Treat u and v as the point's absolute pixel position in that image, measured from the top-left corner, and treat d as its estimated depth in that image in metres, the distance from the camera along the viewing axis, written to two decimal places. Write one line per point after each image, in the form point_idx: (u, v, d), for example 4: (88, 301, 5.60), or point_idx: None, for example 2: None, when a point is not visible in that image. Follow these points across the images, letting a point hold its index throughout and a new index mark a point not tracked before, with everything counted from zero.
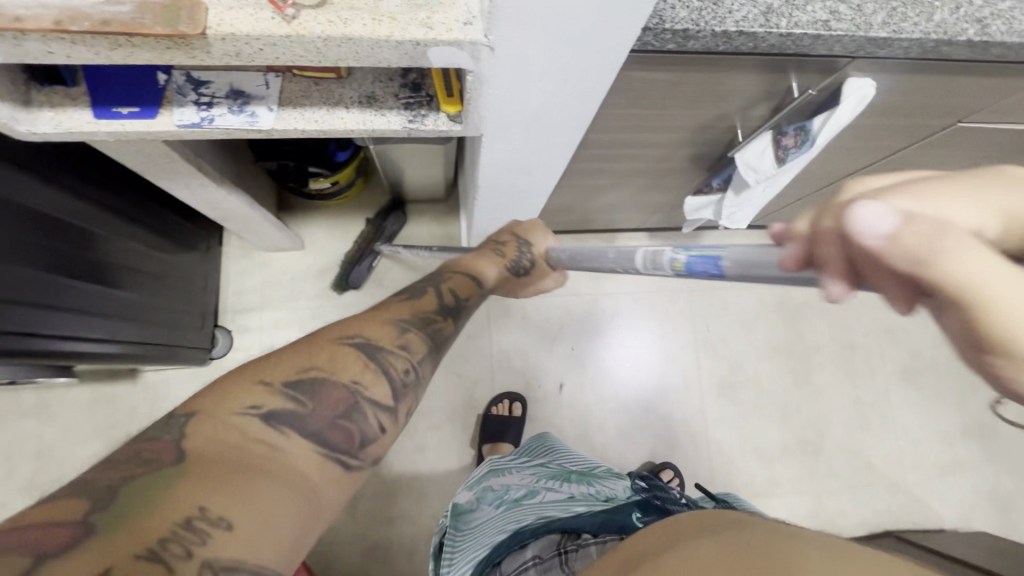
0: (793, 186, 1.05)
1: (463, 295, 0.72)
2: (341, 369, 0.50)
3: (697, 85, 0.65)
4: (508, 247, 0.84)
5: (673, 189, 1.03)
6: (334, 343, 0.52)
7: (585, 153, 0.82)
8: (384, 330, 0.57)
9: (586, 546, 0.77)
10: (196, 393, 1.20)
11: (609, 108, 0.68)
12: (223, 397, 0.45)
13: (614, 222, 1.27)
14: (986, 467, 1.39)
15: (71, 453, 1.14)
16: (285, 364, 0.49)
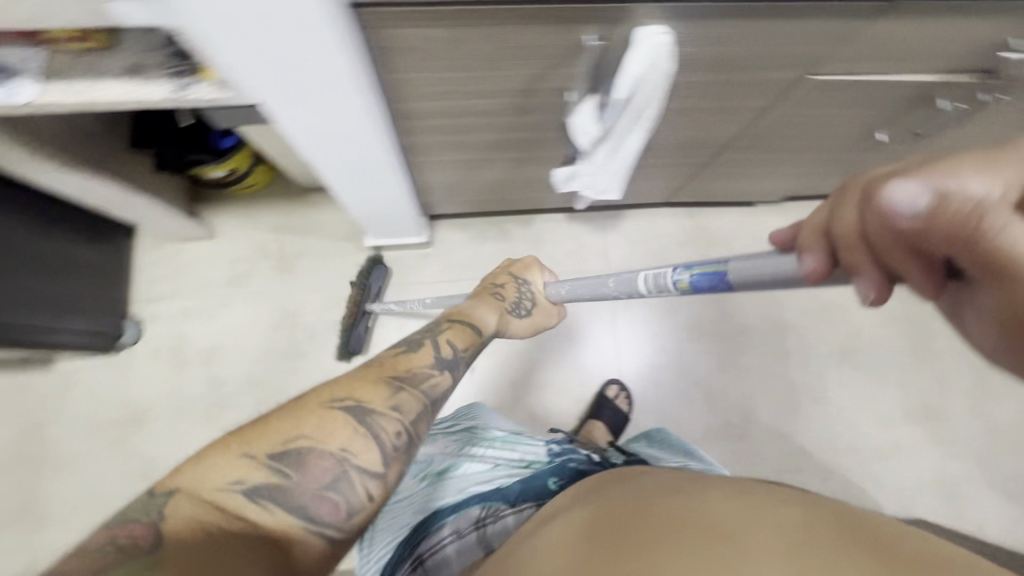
0: (679, 154, 1.01)
1: (461, 348, 0.77)
2: (238, 489, 0.49)
3: (480, 45, 0.63)
4: (506, 290, 0.99)
5: (552, 161, 1.00)
6: (237, 459, 0.50)
7: (420, 124, 0.81)
8: (289, 430, 0.53)
9: (502, 517, 0.75)
10: (110, 381, 1.24)
11: (409, 73, 0.67)
12: (77, 541, 0.44)
13: (520, 203, 1.25)
14: (930, 450, 1.31)
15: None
16: (130, 504, 0.47)
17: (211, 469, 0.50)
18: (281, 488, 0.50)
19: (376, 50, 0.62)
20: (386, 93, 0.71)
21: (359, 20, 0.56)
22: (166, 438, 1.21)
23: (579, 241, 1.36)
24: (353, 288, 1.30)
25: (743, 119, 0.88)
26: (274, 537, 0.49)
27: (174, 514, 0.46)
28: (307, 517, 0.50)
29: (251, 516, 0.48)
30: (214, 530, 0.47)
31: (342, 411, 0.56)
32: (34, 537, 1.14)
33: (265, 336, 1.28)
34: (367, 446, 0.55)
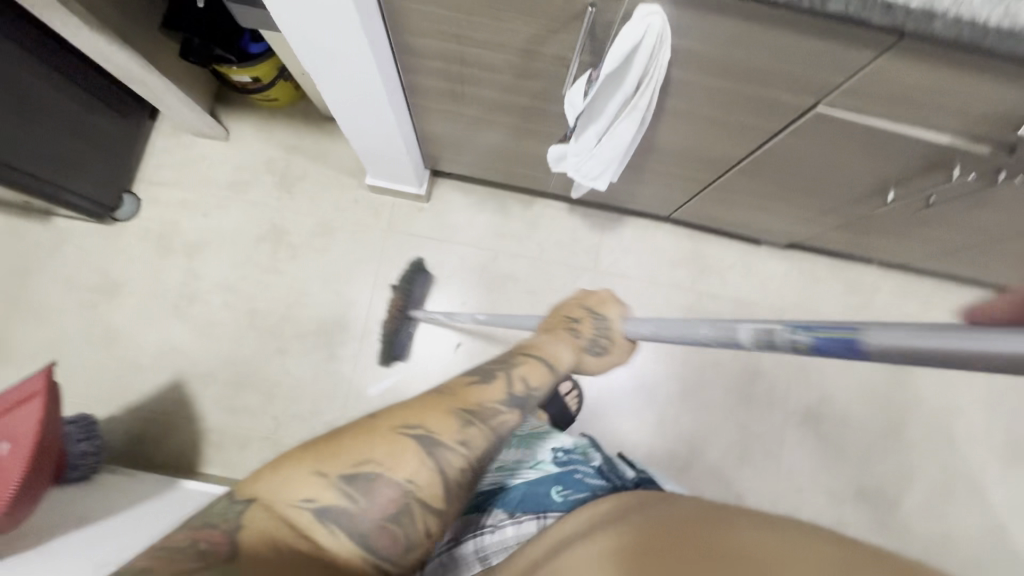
0: (975, 229, 0.97)
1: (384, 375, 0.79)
2: (401, 460, 0.58)
3: (869, 77, 0.62)
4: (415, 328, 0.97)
5: (847, 215, 1.01)
6: (392, 434, 0.59)
7: (729, 129, 0.81)
8: (446, 422, 0.62)
9: (501, 527, 0.71)
10: (301, 281, 1.24)
11: (773, 86, 0.68)
12: (285, 484, 0.54)
13: (758, 232, 1.22)
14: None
15: (187, 302, 1.21)
16: (338, 457, 0.56)
17: (373, 443, 0.58)
18: (427, 459, 0.59)
19: (839, 90, 0.66)
20: (785, 122, 0.75)
21: (879, 60, 0.59)
22: (345, 354, 1.22)
23: (787, 280, 1.33)
24: (556, 267, 1.29)
25: None
26: (389, 524, 0.55)
27: (330, 487, 0.54)
28: (430, 508, 0.57)
29: (367, 487, 0.55)
30: (359, 498, 0.54)
31: (437, 420, 0.62)
32: (195, 400, 1.17)
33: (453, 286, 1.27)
34: (487, 433, 0.63)
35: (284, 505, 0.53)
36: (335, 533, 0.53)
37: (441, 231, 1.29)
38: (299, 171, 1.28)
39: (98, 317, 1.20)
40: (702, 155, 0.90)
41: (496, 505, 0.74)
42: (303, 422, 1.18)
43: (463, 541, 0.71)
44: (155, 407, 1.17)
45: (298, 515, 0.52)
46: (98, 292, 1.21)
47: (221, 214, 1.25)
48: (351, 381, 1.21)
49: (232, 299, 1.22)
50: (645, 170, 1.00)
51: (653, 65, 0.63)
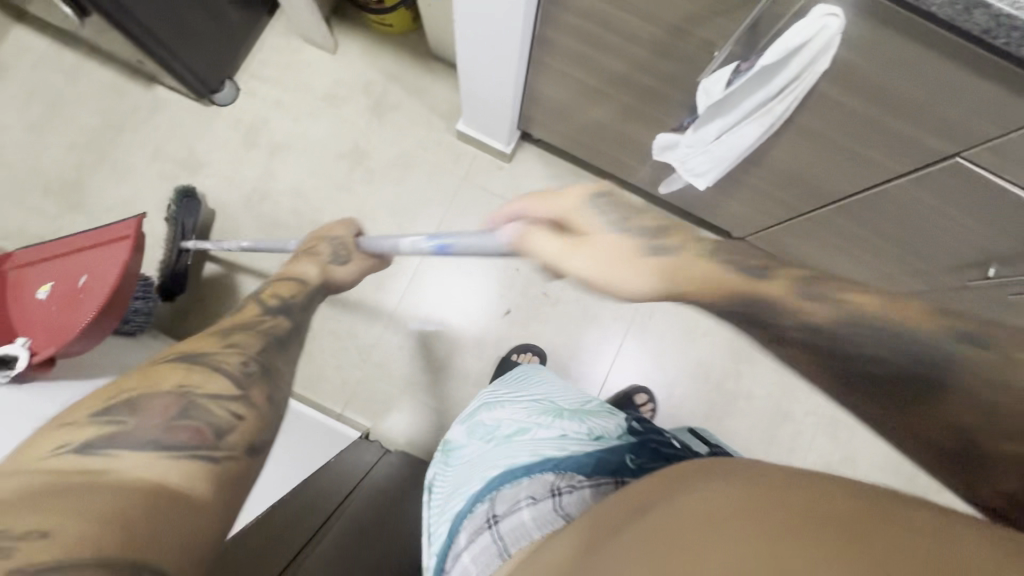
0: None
1: (287, 295, 0.75)
2: (153, 386, 0.49)
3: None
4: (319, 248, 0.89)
5: (934, 282, 0.97)
6: (157, 368, 0.52)
7: (850, 160, 0.78)
8: (204, 339, 0.59)
9: (581, 489, 0.59)
10: (368, 207, 1.25)
11: (919, 124, 0.65)
12: (30, 445, 0.41)
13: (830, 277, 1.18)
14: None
15: (259, 198, 1.24)
16: (89, 404, 0.46)
17: (127, 381, 0.50)
18: (197, 372, 0.53)
19: (988, 145, 0.63)
20: (915, 167, 0.73)
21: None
22: (392, 288, 1.23)
23: None
24: None
25: None
26: (187, 420, 0.47)
27: (87, 427, 0.43)
28: (223, 395, 0.51)
29: (131, 406, 0.46)
30: (128, 419, 0.45)
31: (197, 344, 0.57)
32: (243, 292, 1.21)
33: None
34: (237, 357, 0.57)
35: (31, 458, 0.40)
36: (118, 455, 0.42)
37: (514, 194, 1.28)
38: (394, 100, 1.29)
39: (172, 191, 1.23)
40: (810, 181, 0.88)
41: (569, 469, 0.61)
42: (337, 340, 1.21)
43: (540, 503, 0.59)
44: (205, 289, 1.20)
45: (59, 457, 0.40)
46: (178, 166, 1.24)
47: (310, 123, 1.27)
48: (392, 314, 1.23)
49: (301, 207, 1.24)
50: (741, 183, 0.98)
51: (802, 70, 0.62)
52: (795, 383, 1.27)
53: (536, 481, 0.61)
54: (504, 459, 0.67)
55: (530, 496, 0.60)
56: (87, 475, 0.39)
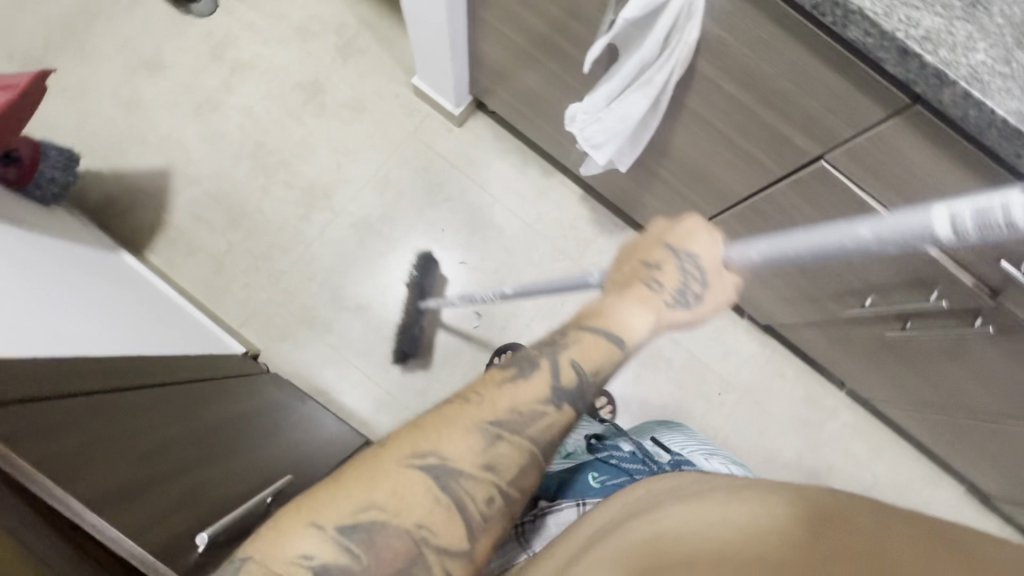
0: (944, 388, 0.92)
1: (588, 370, 0.57)
2: (412, 498, 0.48)
3: (866, 134, 0.60)
4: (664, 271, 0.68)
5: (825, 311, 0.97)
6: (403, 467, 0.49)
7: (735, 155, 0.79)
8: (466, 444, 0.51)
9: (540, 515, 0.70)
10: (312, 140, 1.28)
11: (779, 114, 0.66)
12: (282, 537, 0.45)
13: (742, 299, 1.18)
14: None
15: (210, 108, 1.27)
16: (343, 500, 0.47)
17: (380, 486, 0.48)
18: (444, 507, 0.49)
19: (846, 148, 0.63)
20: (792, 168, 0.73)
21: (889, 123, 0.57)
22: (316, 221, 1.25)
23: (749, 363, 1.28)
24: (542, 242, 1.29)
25: (1004, 380, 0.79)
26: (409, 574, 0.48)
27: (330, 542, 0.46)
28: (446, 550, 0.49)
29: (371, 535, 0.47)
30: (364, 556, 0.46)
31: (440, 443, 0.51)
32: (172, 193, 1.23)
33: (442, 210, 1.28)
34: (522, 451, 0.53)
35: (279, 564, 0.45)
36: None
37: (459, 159, 1.30)
38: (362, 45, 1.32)
39: (130, 84, 1.27)
40: (709, 179, 0.88)
41: (532, 496, 0.73)
42: (251, 260, 1.22)
43: (505, 535, 0.71)
44: (137, 181, 1.23)
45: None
46: (142, 63, 1.28)
47: (277, 51, 1.31)
48: (310, 245, 1.24)
49: (246, 126, 1.27)
50: (654, 175, 0.99)
51: (677, 28, 0.63)
52: (693, 401, 1.26)
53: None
54: None
55: (497, 528, 0.73)
56: None
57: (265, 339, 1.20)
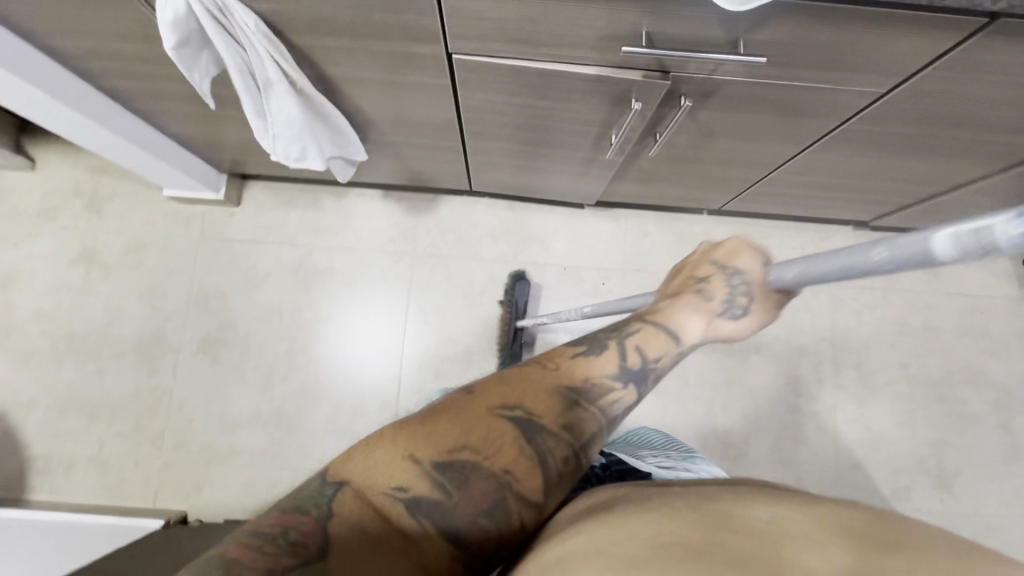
0: (737, 162, 0.94)
1: (652, 356, 0.55)
2: (508, 449, 0.44)
3: (443, 16, 0.60)
4: (711, 284, 0.62)
5: (607, 165, 0.98)
6: (493, 416, 0.45)
7: (411, 92, 0.78)
8: (544, 402, 0.47)
9: None
10: (116, 302, 1.24)
11: (389, 40, 0.66)
12: (370, 469, 0.41)
13: (561, 194, 1.19)
14: (939, 517, 1.21)
15: (5, 333, 1.22)
16: (437, 437, 0.43)
17: (442, 426, 0.44)
18: (525, 458, 0.44)
19: (450, 35, 0.63)
20: (448, 75, 0.73)
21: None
22: (165, 367, 1.22)
23: (613, 240, 1.30)
24: (375, 256, 1.28)
25: (753, 132, 0.83)
26: (486, 521, 0.41)
27: (420, 474, 0.41)
28: (525, 498, 0.43)
29: (461, 478, 0.42)
30: (451, 493, 0.41)
31: (577, 371, 0.51)
32: (19, 429, 1.18)
33: (269, 286, 1.26)
34: (590, 416, 0.49)
35: (374, 492, 0.41)
36: (420, 523, 0.40)
37: (256, 233, 1.27)
38: (107, 192, 1.28)
39: None
40: (424, 120, 0.88)
41: None
42: (129, 440, 1.19)
43: None
44: None
45: (388, 498, 0.40)
46: None
47: (33, 245, 1.26)
48: (173, 392, 1.21)
49: (50, 328, 1.23)
50: (394, 143, 0.98)
51: (231, 27, 0.62)
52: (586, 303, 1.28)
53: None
54: None
55: None
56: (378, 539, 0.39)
57: (185, 498, 1.17)
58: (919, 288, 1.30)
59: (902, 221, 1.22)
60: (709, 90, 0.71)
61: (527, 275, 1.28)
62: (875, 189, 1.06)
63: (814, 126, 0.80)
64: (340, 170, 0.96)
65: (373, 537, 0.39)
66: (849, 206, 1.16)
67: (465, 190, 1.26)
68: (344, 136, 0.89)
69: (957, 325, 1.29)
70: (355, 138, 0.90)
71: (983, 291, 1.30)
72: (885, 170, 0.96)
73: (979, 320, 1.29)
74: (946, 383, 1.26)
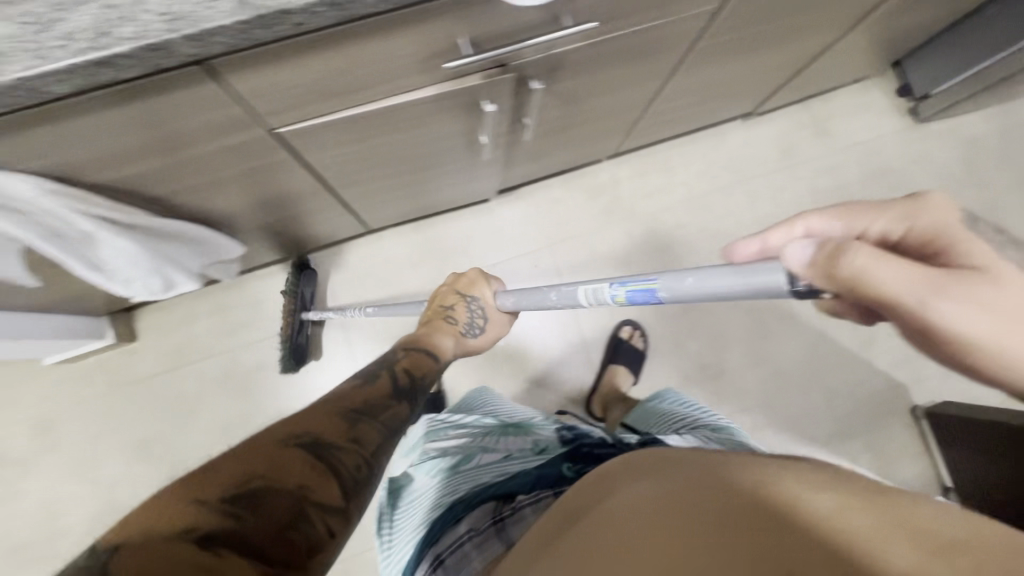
0: (613, 110, 0.92)
1: (419, 375, 0.73)
2: (288, 467, 0.46)
3: (246, 100, 0.53)
4: (458, 312, 0.91)
5: (492, 161, 0.93)
6: (279, 450, 0.47)
7: (257, 176, 0.71)
8: (332, 424, 0.53)
9: (520, 512, 0.64)
10: (48, 492, 1.12)
11: (201, 141, 0.58)
12: (156, 513, 0.39)
13: (459, 199, 1.14)
14: (905, 348, 1.30)
15: None
16: (222, 475, 0.43)
17: (257, 457, 0.45)
18: (323, 476, 0.47)
19: (264, 114, 0.56)
20: (284, 148, 0.65)
21: (231, 84, 0.49)
22: None
23: (529, 221, 1.27)
24: None
25: (614, 82, 0.80)
26: (289, 534, 0.42)
27: (222, 507, 0.40)
28: (331, 507, 0.45)
29: (257, 501, 0.42)
30: (250, 519, 0.41)
31: (353, 399, 0.60)
32: None
33: (206, 407, 1.16)
34: (371, 432, 0.56)
35: (164, 530, 0.38)
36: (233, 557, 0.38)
37: (169, 360, 1.16)
38: None
39: None
40: (285, 192, 0.80)
41: (507, 493, 0.67)
42: None
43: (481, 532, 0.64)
44: None
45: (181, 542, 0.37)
46: None
47: None
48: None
49: None
50: (265, 223, 0.89)
51: (11, 199, 0.53)
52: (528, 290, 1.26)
53: (479, 510, 0.67)
54: (440, 491, 0.69)
55: (471, 527, 0.65)
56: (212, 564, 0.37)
57: None
58: (817, 152, 1.34)
59: (780, 99, 1.24)
60: (554, 64, 0.67)
61: None
62: (747, 83, 1.07)
63: (668, 56, 0.78)
64: (224, 270, 0.91)
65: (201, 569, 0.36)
66: (730, 105, 1.17)
67: (364, 230, 1.19)
68: (207, 241, 0.81)
69: (861, 172, 1.34)
70: (221, 237, 0.83)
71: (872, 132, 1.36)
72: (749, 64, 0.96)
73: (877, 159, 1.34)
74: None
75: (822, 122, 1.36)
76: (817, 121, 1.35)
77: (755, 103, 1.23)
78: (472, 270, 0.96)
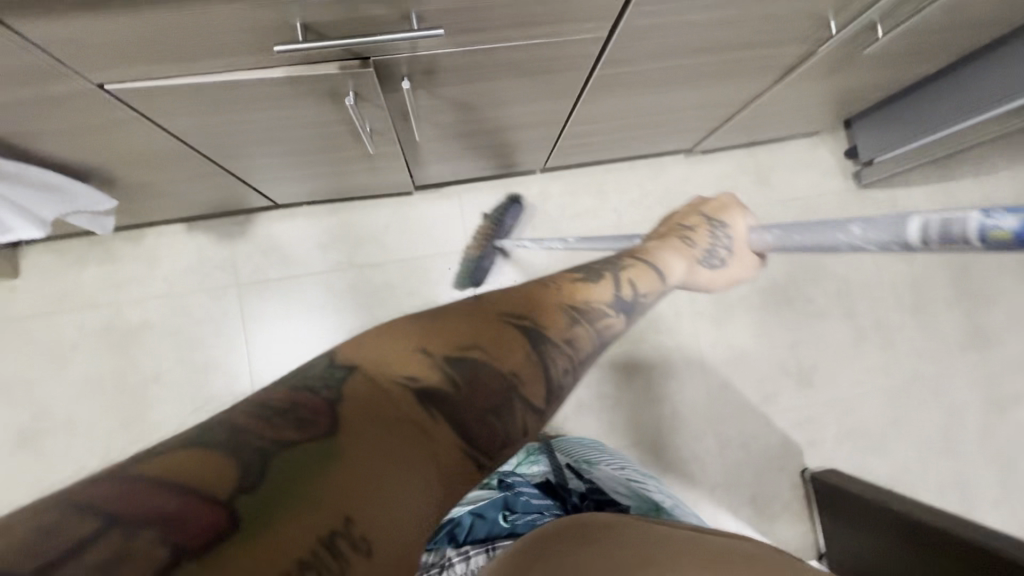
0: (522, 123, 0.89)
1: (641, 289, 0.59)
2: (512, 348, 0.44)
3: (51, 50, 0.50)
4: (697, 235, 0.76)
5: (392, 156, 0.90)
6: (499, 321, 0.45)
7: (105, 131, 0.67)
8: (556, 316, 0.49)
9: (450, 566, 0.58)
10: None
11: (14, 86, 0.54)
12: (382, 357, 0.39)
13: (373, 188, 1.10)
14: (805, 409, 1.29)
15: None
16: (449, 333, 0.42)
17: (478, 326, 0.44)
18: (529, 362, 0.44)
19: (80, 68, 0.53)
20: (125, 107, 0.62)
21: (20, 30, 0.46)
22: None
23: (450, 222, 1.24)
24: (195, 296, 1.16)
25: (514, 96, 0.77)
26: (493, 418, 0.39)
27: (433, 367, 0.39)
28: (529, 403, 0.42)
29: (474, 368, 0.41)
30: (457, 384, 0.39)
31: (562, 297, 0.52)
32: None
33: (79, 358, 1.12)
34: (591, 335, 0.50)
35: (385, 377, 0.38)
36: (437, 421, 0.37)
37: (49, 304, 1.12)
38: None
39: None
40: (152, 153, 0.76)
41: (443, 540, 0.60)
42: None
43: None
44: None
45: (387, 387, 0.37)
46: None
47: None
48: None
49: None
50: (142, 180, 0.86)
51: None
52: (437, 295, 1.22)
53: None
54: None
55: None
56: (420, 420, 0.36)
57: None
58: (752, 201, 1.33)
59: (719, 141, 1.22)
60: (427, 68, 0.64)
61: (368, 279, 1.21)
62: (674, 121, 1.04)
63: (567, 79, 0.75)
64: (92, 222, 0.87)
65: (410, 424, 0.36)
66: (665, 138, 1.15)
67: (274, 204, 1.15)
68: (61, 189, 0.76)
69: None
70: (86, 188, 0.80)
71: (814, 190, 1.35)
72: (671, 101, 0.93)
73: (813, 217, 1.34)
74: (792, 286, 1.32)
75: (762, 172, 1.35)
76: (758, 170, 1.34)
77: (692, 141, 1.20)
78: (723, 196, 0.83)
